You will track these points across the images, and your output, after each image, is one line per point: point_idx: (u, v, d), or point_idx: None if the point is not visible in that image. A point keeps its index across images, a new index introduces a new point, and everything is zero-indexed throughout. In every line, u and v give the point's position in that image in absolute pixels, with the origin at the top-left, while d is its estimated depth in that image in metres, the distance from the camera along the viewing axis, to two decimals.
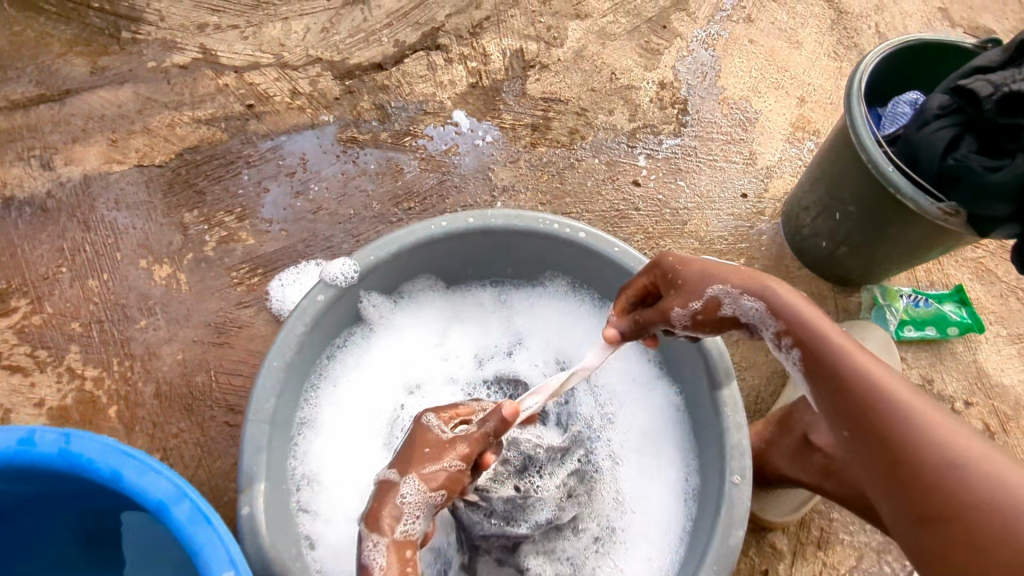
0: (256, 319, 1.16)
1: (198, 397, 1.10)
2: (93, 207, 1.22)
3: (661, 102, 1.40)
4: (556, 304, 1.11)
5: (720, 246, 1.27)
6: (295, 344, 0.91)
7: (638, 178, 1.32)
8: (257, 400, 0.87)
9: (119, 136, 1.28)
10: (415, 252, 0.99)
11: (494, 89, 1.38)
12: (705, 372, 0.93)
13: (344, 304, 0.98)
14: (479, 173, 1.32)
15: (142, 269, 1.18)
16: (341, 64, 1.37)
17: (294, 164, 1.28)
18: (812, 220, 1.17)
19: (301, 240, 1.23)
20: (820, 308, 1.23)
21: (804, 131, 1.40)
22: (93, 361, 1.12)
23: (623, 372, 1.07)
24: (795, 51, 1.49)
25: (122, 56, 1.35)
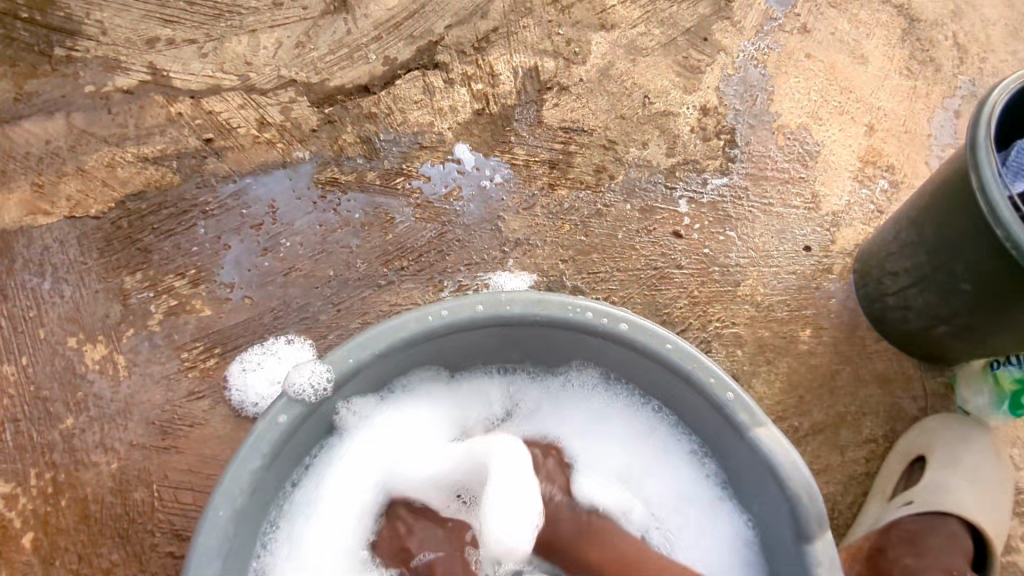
0: (211, 414, 0.93)
1: (135, 520, 0.88)
2: (13, 270, 0.99)
3: (704, 132, 1.16)
4: (585, 396, 0.85)
5: (781, 313, 1.04)
6: (248, 484, 0.68)
7: (679, 227, 1.09)
8: (196, 570, 0.65)
9: (47, 180, 1.05)
10: (407, 347, 0.76)
11: (504, 117, 1.15)
12: (790, 519, 0.70)
13: (315, 417, 0.75)
14: (487, 221, 1.09)
15: (70, 350, 0.95)
16: (319, 87, 1.13)
17: (261, 213, 1.05)
18: (902, 289, 0.94)
19: (269, 310, 1.00)
20: (906, 393, 1.00)
21: (875, 166, 1.17)
22: (5, 474, 0.89)
23: (673, 491, 0.83)
24: (860, 68, 1.26)
25: (54, 79, 1.12)
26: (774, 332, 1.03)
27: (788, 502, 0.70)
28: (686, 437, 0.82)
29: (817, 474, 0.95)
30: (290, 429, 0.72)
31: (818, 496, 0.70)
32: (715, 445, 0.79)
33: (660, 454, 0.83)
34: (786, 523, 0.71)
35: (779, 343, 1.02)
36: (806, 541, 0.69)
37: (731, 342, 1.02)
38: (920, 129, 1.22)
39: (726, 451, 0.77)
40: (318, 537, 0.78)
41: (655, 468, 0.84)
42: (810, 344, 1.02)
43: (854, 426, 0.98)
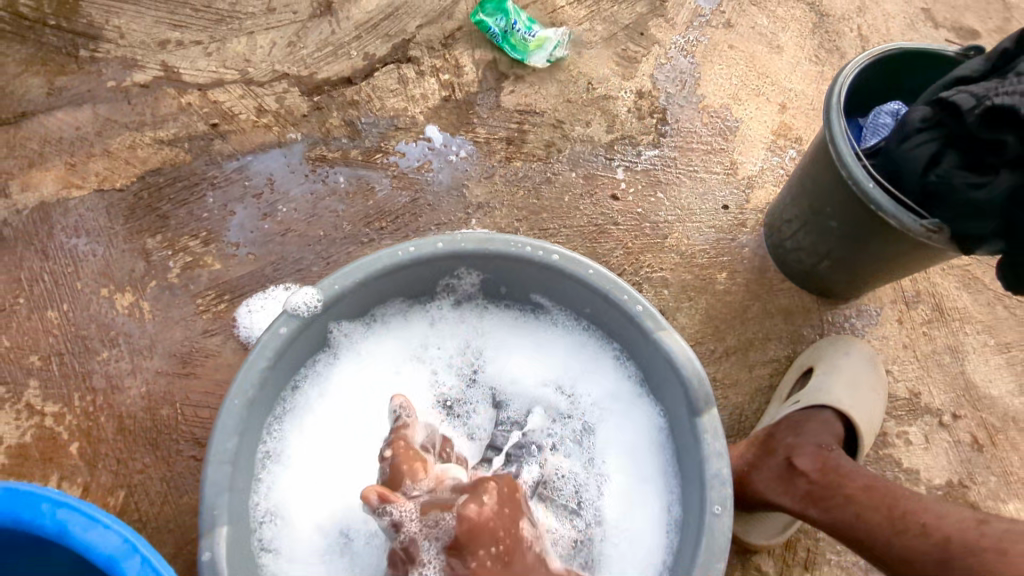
0: (223, 347, 1.12)
1: (163, 431, 1.06)
2: (52, 234, 1.18)
3: (639, 112, 1.36)
4: (530, 319, 1.06)
5: (702, 259, 1.24)
6: (257, 380, 0.87)
7: (617, 191, 1.29)
8: (217, 441, 0.83)
9: (78, 160, 1.23)
10: (382, 278, 0.95)
11: (468, 102, 1.34)
12: (684, 400, 0.90)
13: (309, 334, 0.94)
14: (453, 189, 1.28)
15: (103, 298, 1.14)
16: (308, 80, 1.33)
17: (261, 185, 1.24)
18: (794, 233, 1.14)
19: (269, 264, 1.19)
20: (804, 322, 1.20)
21: (786, 139, 1.37)
22: (53, 397, 1.07)
23: (600, 391, 1.03)
24: (776, 56, 1.46)
25: (81, 76, 1.30)
26: (695, 276, 1.23)
27: (682, 386, 0.90)
28: (610, 346, 1.01)
29: (727, 388, 1.15)
30: (289, 339, 0.91)
31: (704, 380, 0.89)
32: (632, 352, 0.98)
33: (590, 361, 1.04)
34: (681, 404, 0.91)
35: (699, 284, 1.22)
36: (696, 415, 0.88)
37: (659, 284, 1.22)
38: None
39: (638, 354, 0.97)
40: (312, 428, 0.98)
41: (586, 373, 1.04)
42: (725, 285, 1.22)
43: (759, 349, 1.18)
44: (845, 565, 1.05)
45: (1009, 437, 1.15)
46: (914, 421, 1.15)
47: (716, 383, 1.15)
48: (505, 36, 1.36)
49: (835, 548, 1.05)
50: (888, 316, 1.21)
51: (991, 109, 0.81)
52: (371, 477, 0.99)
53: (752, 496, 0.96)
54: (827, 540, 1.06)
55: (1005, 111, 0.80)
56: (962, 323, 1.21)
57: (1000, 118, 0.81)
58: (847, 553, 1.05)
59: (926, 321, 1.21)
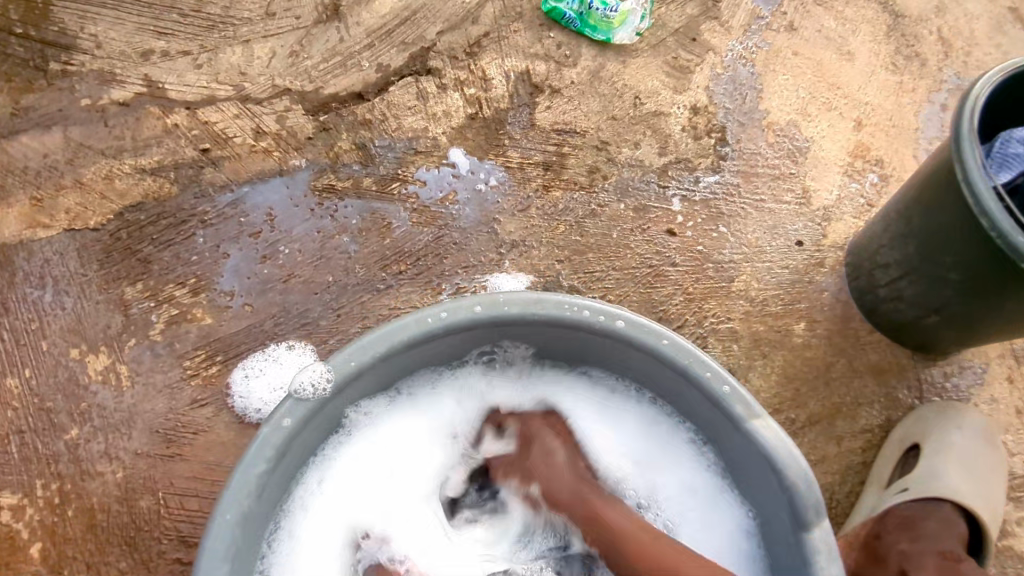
0: (214, 421, 0.94)
1: (142, 527, 0.88)
2: (13, 284, 1.00)
3: (695, 131, 1.18)
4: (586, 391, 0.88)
5: (775, 307, 1.06)
6: (253, 488, 0.69)
7: (673, 225, 1.11)
8: (204, 571, 0.66)
9: (46, 193, 1.05)
10: (406, 350, 0.78)
11: (497, 121, 1.16)
12: (787, 507, 0.72)
13: (319, 420, 0.76)
14: (483, 224, 1.10)
15: (72, 361, 0.96)
16: (313, 96, 1.15)
17: (259, 222, 1.06)
18: (892, 281, 0.96)
19: (269, 317, 1.01)
20: (899, 383, 1.02)
21: (864, 161, 1.19)
22: (11, 485, 0.89)
23: (672, 480, 0.85)
24: (847, 64, 1.27)
25: (51, 94, 1.12)
26: (768, 327, 1.04)
27: (785, 490, 0.72)
28: (682, 427, 0.83)
29: (812, 465, 0.97)
30: (294, 431, 0.73)
31: (813, 483, 0.71)
32: (713, 437, 0.80)
33: (655, 443, 0.85)
34: (783, 510, 0.73)
35: (774, 337, 1.03)
36: (805, 529, 0.70)
37: (726, 338, 1.04)
38: (907, 122, 1.24)
39: (721, 440, 0.79)
40: (325, 531, 0.80)
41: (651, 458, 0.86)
42: (804, 338, 1.04)
43: (849, 417, 0.99)
44: None
45: None
46: None
47: None
48: (582, 19, 1.21)
49: None
50: (997, 376, 1.03)
51: None
52: None
53: None
54: None
55: None
56: None
57: None
58: None
59: None
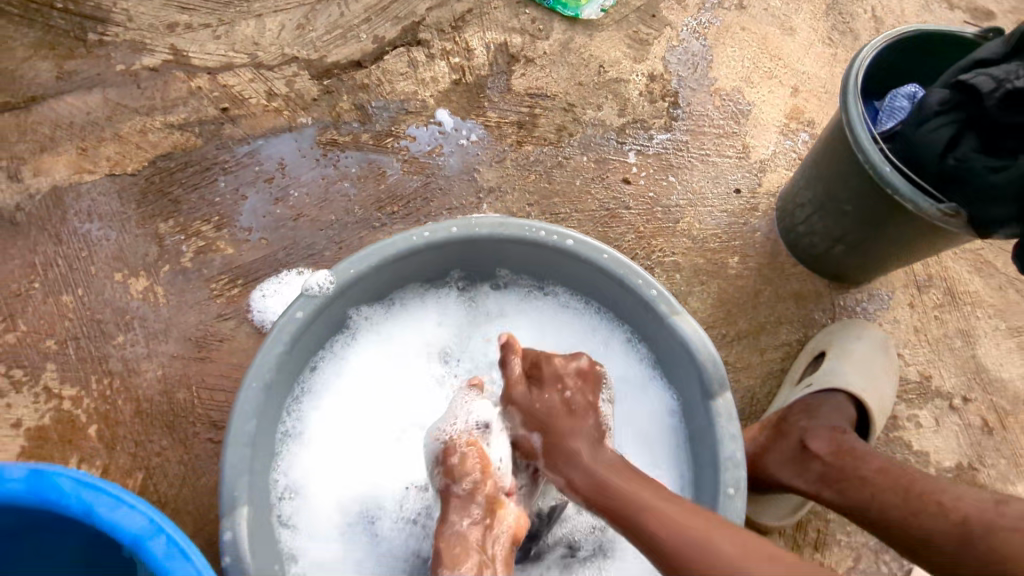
0: (237, 331, 1.13)
1: (179, 413, 1.07)
2: (65, 219, 1.18)
3: (651, 95, 1.35)
4: (544, 303, 1.06)
5: (714, 244, 1.24)
6: (274, 364, 0.87)
7: (628, 175, 1.28)
8: (236, 424, 0.84)
9: (89, 144, 1.23)
10: (395, 263, 0.95)
11: (478, 86, 1.33)
12: (698, 382, 0.90)
13: (324, 317, 0.94)
14: (464, 173, 1.27)
15: (117, 283, 1.14)
16: (318, 63, 1.32)
17: (272, 170, 1.24)
18: (807, 217, 1.14)
19: (281, 249, 1.19)
20: (816, 306, 1.20)
21: (798, 122, 1.36)
22: (70, 380, 1.08)
23: (612, 372, 1.03)
24: (789, 38, 1.44)
25: (91, 60, 1.30)
26: (706, 260, 1.22)
27: (696, 369, 0.90)
28: (621, 330, 1.02)
29: (738, 371, 1.15)
30: (305, 323, 0.90)
31: (718, 363, 0.90)
32: (645, 336, 0.99)
33: (600, 342, 1.04)
34: (695, 386, 0.91)
35: (711, 268, 1.22)
36: (710, 398, 0.88)
37: (670, 269, 1.22)
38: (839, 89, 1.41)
39: (652, 337, 0.97)
40: (331, 408, 0.99)
41: (598, 353, 1.04)
42: (737, 269, 1.22)
43: (771, 333, 1.18)
44: (854, 546, 1.06)
45: (1019, 420, 1.15)
46: (925, 404, 1.15)
47: (728, 367, 1.15)
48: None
49: (845, 529, 1.07)
50: (899, 301, 1.21)
51: (1011, 91, 0.81)
52: (391, 460, 0.99)
53: (770, 480, 0.97)
54: (837, 521, 1.07)
55: None
56: (973, 307, 1.21)
57: (1019, 101, 0.81)
58: (857, 533, 1.07)
59: (938, 306, 1.21)
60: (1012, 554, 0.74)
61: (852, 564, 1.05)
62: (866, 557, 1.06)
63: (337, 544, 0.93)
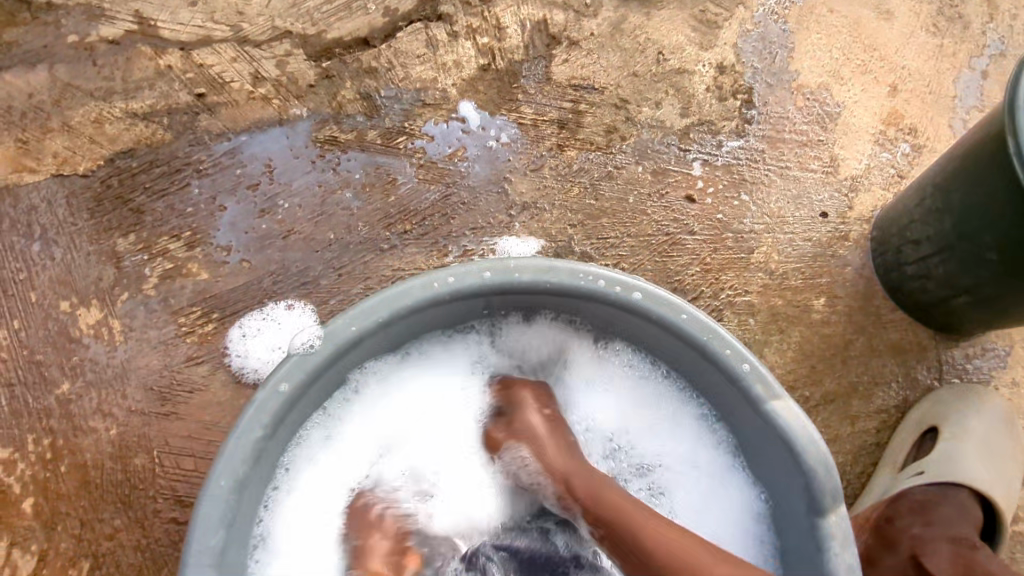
0: (210, 380, 0.91)
1: (137, 485, 0.86)
2: (1, 231, 0.95)
3: (720, 91, 1.11)
4: (595, 363, 0.84)
5: (795, 280, 1.01)
6: (250, 454, 0.67)
7: (692, 191, 1.05)
8: (196, 538, 0.64)
9: (32, 136, 1.00)
10: (409, 316, 0.74)
11: (511, 73, 1.09)
12: (803, 492, 0.69)
13: (318, 382, 0.73)
14: (492, 184, 1.04)
15: (63, 314, 0.93)
16: (315, 39, 1.07)
17: (257, 173, 1.01)
18: (922, 257, 0.92)
19: (267, 275, 0.97)
20: (920, 363, 0.98)
21: (897, 129, 1.12)
22: (3, 439, 0.87)
23: (682, 456, 0.82)
24: (887, 23, 1.18)
25: (34, 28, 1.04)
26: (787, 301, 1.00)
27: (802, 475, 0.69)
28: (694, 403, 0.81)
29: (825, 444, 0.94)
30: (290, 398, 0.69)
31: (832, 469, 0.68)
32: (727, 416, 0.78)
33: (667, 415, 0.82)
34: (797, 495, 0.70)
35: (792, 312, 1.00)
36: (819, 515, 0.68)
37: (742, 311, 1.00)
38: (948, 89, 1.16)
39: (739, 421, 0.76)
40: (325, 491, 0.79)
41: (664, 428, 0.83)
42: (824, 314, 1.00)
43: (864, 397, 0.96)
44: None
45: None
46: None
47: None
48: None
49: None
50: (1021, 359, 0.99)
51: None
52: None
53: None
54: None
55: None
56: None
57: None
58: None
59: None
60: None
61: None
62: None
63: None
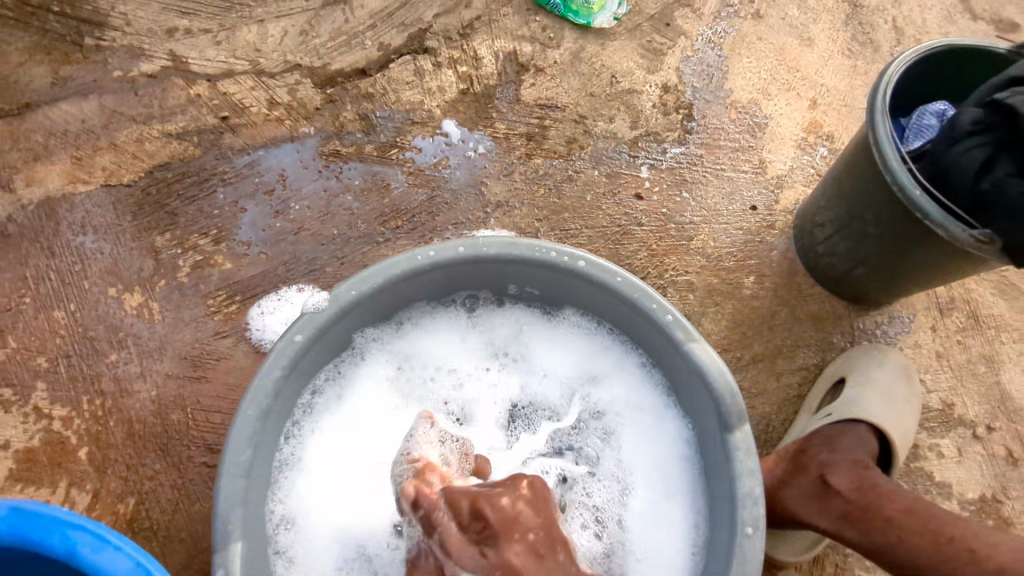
0: (234, 350, 1.09)
1: (173, 436, 1.03)
2: (59, 231, 1.14)
3: (664, 107, 1.31)
4: (554, 326, 1.02)
5: (729, 262, 1.19)
6: (272, 389, 0.84)
7: (641, 190, 1.24)
8: (230, 454, 0.80)
9: (84, 153, 1.19)
10: (398, 283, 0.91)
11: (486, 95, 1.29)
12: (715, 414, 0.86)
13: (325, 338, 0.90)
14: (471, 187, 1.23)
15: (111, 298, 1.11)
16: (321, 71, 1.27)
17: (273, 181, 1.20)
18: (827, 237, 1.10)
19: (282, 264, 1.15)
20: (835, 329, 1.16)
21: (816, 136, 1.32)
22: (61, 400, 1.04)
23: (627, 399, 0.99)
24: (807, 49, 1.39)
25: (86, 65, 1.25)
26: (721, 280, 1.18)
27: (714, 401, 0.86)
28: (634, 354, 0.98)
29: (753, 397, 1.11)
30: (303, 347, 0.86)
31: (737, 394, 0.85)
32: (660, 363, 0.95)
33: (613, 366, 1.00)
34: (712, 418, 0.87)
35: (726, 288, 1.17)
36: (728, 431, 0.85)
37: (683, 288, 1.18)
38: (860, 102, 1.36)
39: (667, 364, 0.93)
40: (332, 432, 0.95)
41: (611, 377, 1.00)
42: (753, 290, 1.18)
43: (787, 357, 1.14)
44: None
45: None
46: (947, 433, 1.11)
47: (743, 391, 1.12)
48: (566, 5, 1.34)
49: (864, 564, 1.02)
50: (922, 325, 1.17)
51: None
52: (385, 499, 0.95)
53: (787, 517, 0.94)
54: (856, 556, 1.02)
55: None
56: (997, 332, 1.17)
57: None
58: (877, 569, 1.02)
59: (960, 330, 1.16)
60: None
61: None
62: None
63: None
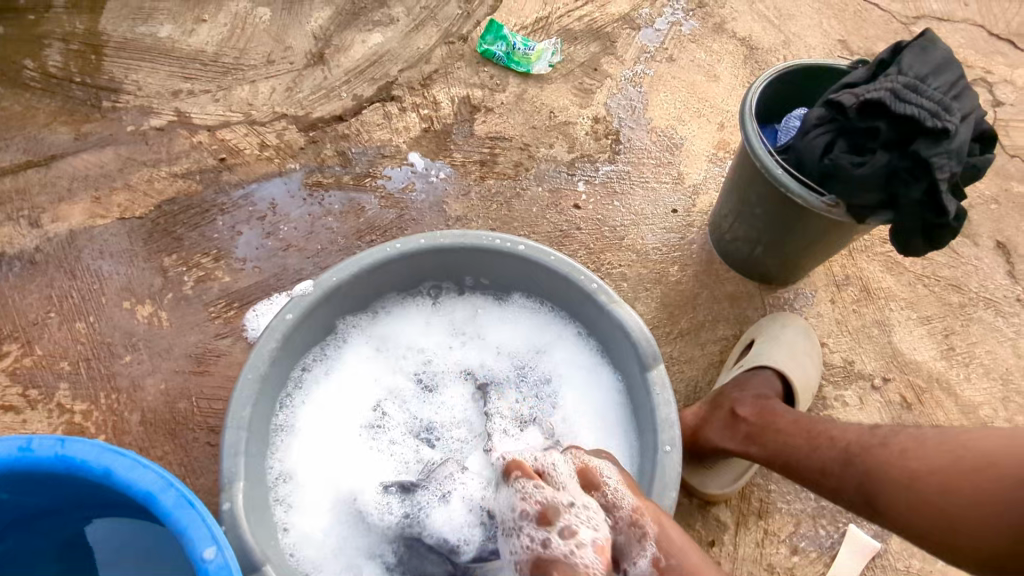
0: (233, 347, 1.26)
1: (180, 422, 1.19)
2: (79, 257, 1.33)
3: (596, 134, 1.56)
4: (505, 306, 1.22)
5: (655, 256, 1.41)
6: (268, 358, 0.99)
7: (579, 202, 1.47)
8: (233, 411, 0.95)
9: (102, 193, 1.40)
10: (372, 272, 1.09)
11: (445, 132, 1.53)
12: (636, 358, 1.04)
13: (310, 319, 1.06)
14: (434, 206, 1.45)
15: (125, 310, 1.29)
16: (304, 118, 1.51)
17: (264, 209, 1.41)
18: (731, 226, 1.32)
19: (273, 275, 1.34)
20: (749, 305, 1.36)
21: (725, 152, 1.57)
22: (82, 396, 1.20)
23: (568, 361, 1.19)
24: (714, 84, 1.66)
25: (104, 123, 1.47)
26: (650, 270, 1.39)
27: (635, 349, 1.05)
28: (570, 324, 1.18)
29: (682, 364, 1.30)
30: (293, 325, 1.03)
31: (652, 341, 1.04)
32: (592, 326, 1.14)
33: (555, 336, 1.20)
34: (634, 363, 1.05)
35: (654, 276, 1.38)
36: (647, 370, 1.02)
37: (618, 279, 1.38)
38: None
39: (598, 326, 1.12)
40: (321, 402, 1.12)
41: (554, 345, 1.20)
42: (677, 276, 1.38)
43: (709, 330, 1.33)
44: (794, 512, 1.17)
45: (934, 396, 1.29)
46: (848, 385, 1.29)
47: (673, 360, 1.30)
48: (509, 57, 1.60)
49: (784, 498, 1.18)
50: (822, 298, 1.37)
51: (865, 102, 1.00)
52: (369, 457, 1.11)
53: (709, 448, 1.09)
54: (777, 491, 1.18)
55: (876, 103, 0.99)
56: (886, 300, 1.37)
57: (874, 111, 1.01)
58: (795, 501, 1.18)
59: (855, 300, 1.37)
60: (875, 464, 0.84)
61: (794, 528, 1.16)
62: (805, 522, 1.16)
63: (325, 519, 1.04)
